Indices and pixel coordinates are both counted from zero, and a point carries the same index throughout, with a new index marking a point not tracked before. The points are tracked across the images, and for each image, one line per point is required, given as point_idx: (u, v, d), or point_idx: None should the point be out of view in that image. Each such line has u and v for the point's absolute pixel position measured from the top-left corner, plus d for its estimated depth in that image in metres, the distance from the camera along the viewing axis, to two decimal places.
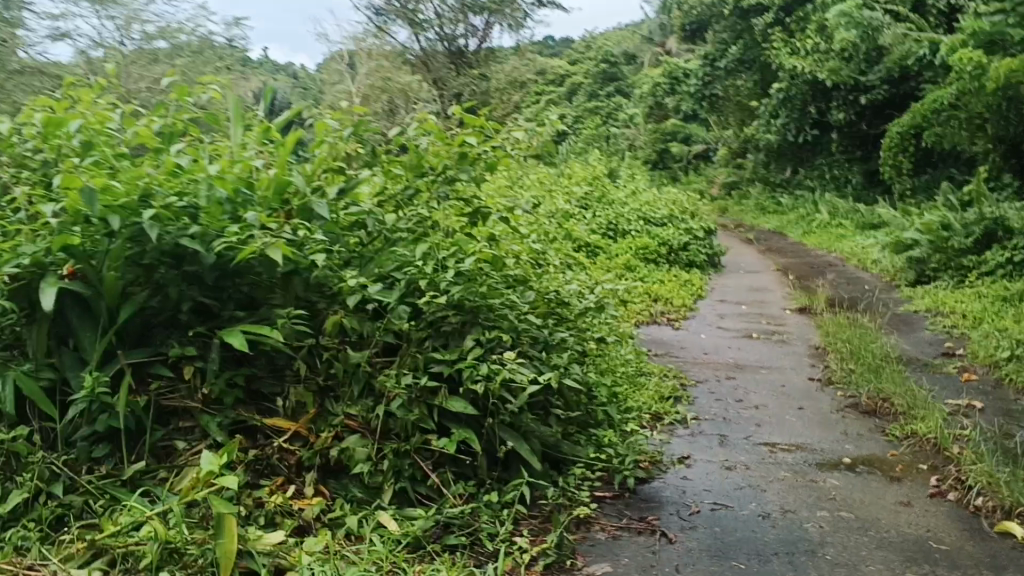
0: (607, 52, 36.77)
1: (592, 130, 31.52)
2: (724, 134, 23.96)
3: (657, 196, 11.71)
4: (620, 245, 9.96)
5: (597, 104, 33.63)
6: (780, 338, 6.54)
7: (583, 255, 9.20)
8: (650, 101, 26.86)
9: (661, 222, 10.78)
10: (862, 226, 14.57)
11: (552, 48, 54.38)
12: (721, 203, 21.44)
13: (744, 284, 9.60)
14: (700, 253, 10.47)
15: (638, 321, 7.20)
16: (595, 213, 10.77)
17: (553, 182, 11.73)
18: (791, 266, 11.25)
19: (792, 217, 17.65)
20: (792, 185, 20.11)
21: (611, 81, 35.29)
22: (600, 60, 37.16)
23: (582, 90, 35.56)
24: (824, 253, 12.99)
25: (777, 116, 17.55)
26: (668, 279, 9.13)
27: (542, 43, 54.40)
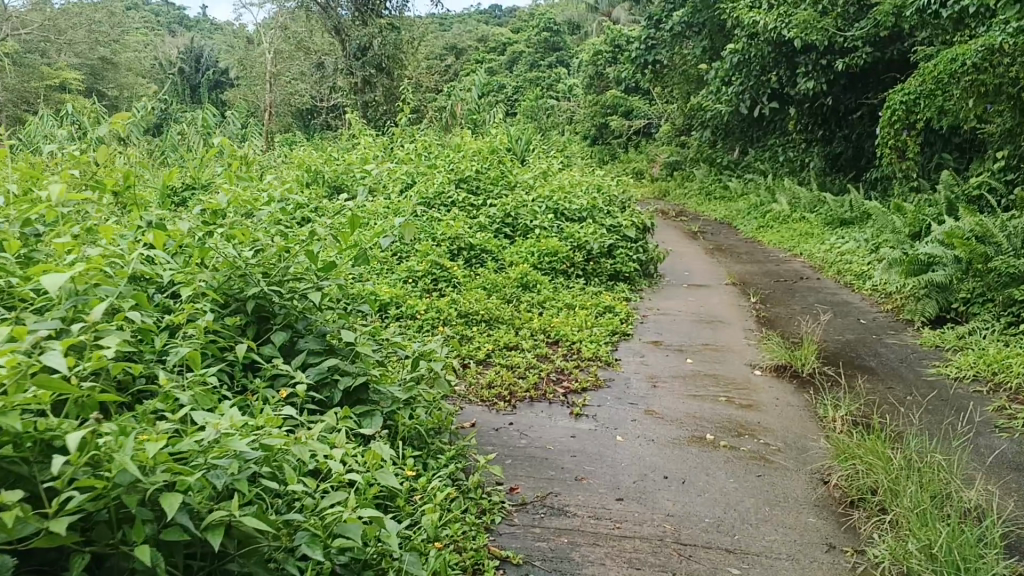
0: (550, 20, 33.54)
1: (529, 100, 28.55)
2: (667, 108, 21.16)
3: (577, 177, 8.74)
4: (515, 250, 7.07)
5: (538, 74, 30.50)
6: (758, 449, 3.65)
7: (453, 270, 6.32)
8: (590, 69, 23.95)
9: (577, 215, 7.82)
10: (829, 222, 11.94)
11: (495, 17, 51.06)
12: (661, 184, 18.70)
13: (690, 311, 6.72)
14: (630, 260, 7.55)
15: (512, 398, 4.25)
16: (491, 198, 7.81)
17: (436, 157, 8.69)
18: (750, 279, 8.43)
19: (743, 205, 14.93)
20: (744, 169, 17.43)
21: (552, 51, 32.18)
22: (541, 28, 33.97)
23: (523, 60, 32.47)
24: (796, 255, 10.19)
25: (729, 84, 14.70)
26: (581, 303, 6.25)
27: (487, 13, 51.00)
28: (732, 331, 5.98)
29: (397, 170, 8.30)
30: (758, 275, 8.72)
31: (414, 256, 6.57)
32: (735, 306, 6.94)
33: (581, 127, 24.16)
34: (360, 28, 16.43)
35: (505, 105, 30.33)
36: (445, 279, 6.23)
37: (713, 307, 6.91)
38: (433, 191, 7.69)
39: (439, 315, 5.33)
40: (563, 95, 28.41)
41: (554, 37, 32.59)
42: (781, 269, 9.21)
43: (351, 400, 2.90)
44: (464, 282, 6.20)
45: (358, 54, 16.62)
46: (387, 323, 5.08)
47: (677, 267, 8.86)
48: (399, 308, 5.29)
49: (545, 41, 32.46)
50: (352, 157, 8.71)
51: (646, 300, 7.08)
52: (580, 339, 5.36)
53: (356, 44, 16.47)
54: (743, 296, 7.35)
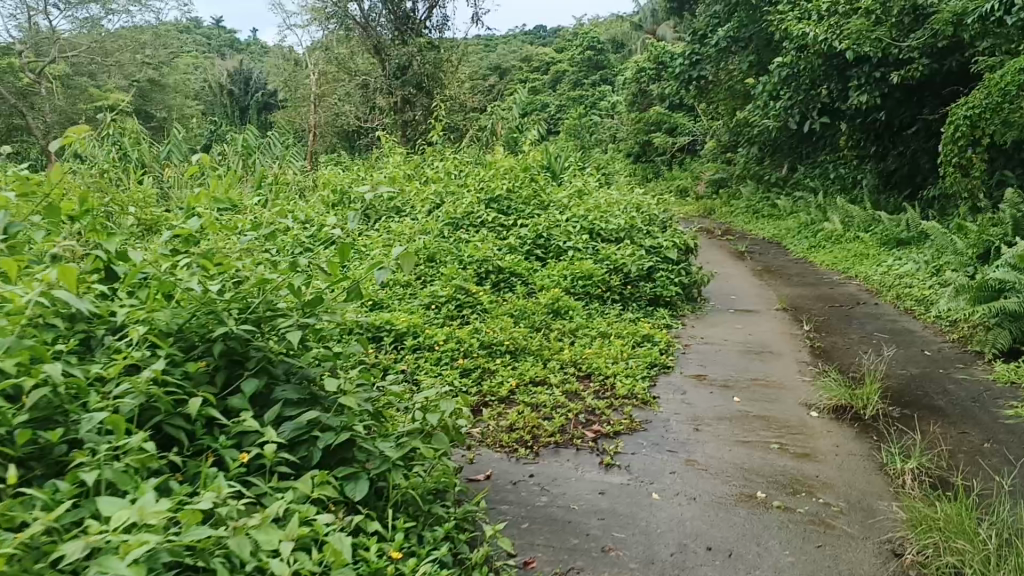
0: (595, 38, 33.14)
1: (572, 119, 28.14)
2: (712, 125, 20.62)
3: (616, 195, 8.27)
4: (546, 272, 6.65)
5: (581, 93, 30.15)
6: (816, 513, 3.18)
7: (479, 295, 5.91)
8: (633, 87, 23.51)
9: (615, 236, 7.36)
10: (884, 242, 11.32)
11: (541, 37, 50.88)
12: (706, 202, 18.14)
13: (736, 340, 6.23)
14: (671, 283, 7.06)
15: (535, 443, 3.82)
16: (523, 217, 7.39)
17: (467, 174, 8.28)
18: (800, 303, 7.91)
19: (792, 225, 14.34)
20: (793, 188, 16.82)
21: (596, 69, 31.77)
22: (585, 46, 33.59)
23: (567, 78, 32.10)
24: (849, 277, 9.62)
25: (777, 98, 14.15)
26: (617, 331, 5.79)
27: (532, 33, 50.84)
28: (782, 364, 5.49)
29: (425, 189, 7.92)
30: (809, 299, 8.19)
31: (438, 280, 6.17)
32: (785, 334, 6.44)
33: (624, 145, 23.70)
34: (400, 47, 16.12)
35: (548, 123, 29.98)
36: (470, 305, 5.82)
37: (760, 335, 6.41)
38: (462, 211, 7.30)
39: (459, 345, 4.90)
40: (606, 113, 27.97)
41: (598, 56, 32.18)
42: (833, 292, 8.67)
43: (334, 459, 2.48)
44: (491, 308, 5.79)
45: (398, 73, 16.29)
46: (403, 355, 4.68)
47: (722, 291, 8.37)
48: (417, 338, 4.89)
49: (589, 59, 32.05)
50: (381, 176, 8.36)
51: (688, 328, 6.61)
52: (614, 372, 4.91)
53: (396, 63, 16.16)
54: (794, 323, 6.84)
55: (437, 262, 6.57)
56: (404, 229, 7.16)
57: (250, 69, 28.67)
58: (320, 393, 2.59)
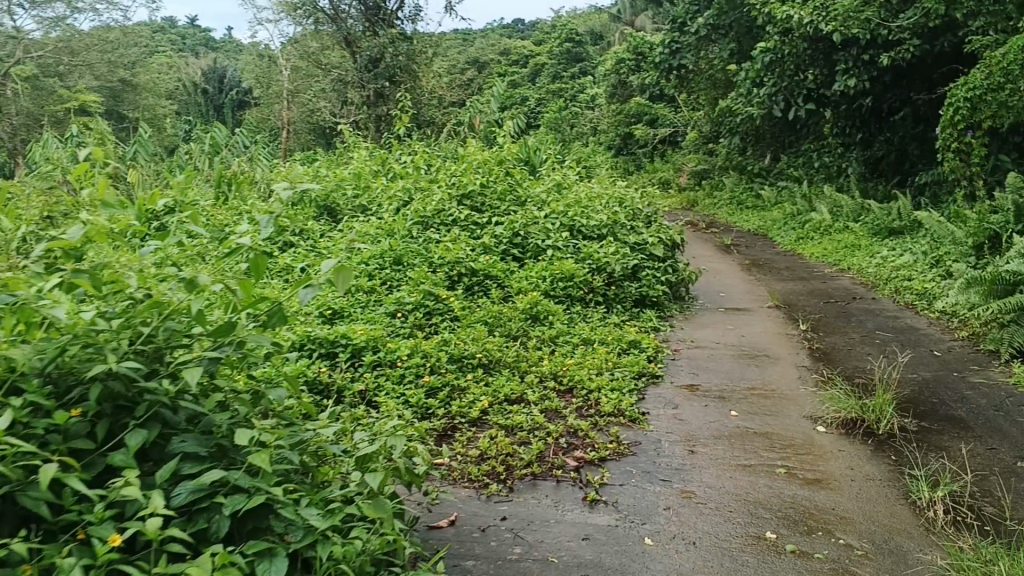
0: (573, 30, 32.63)
1: (552, 111, 27.64)
2: (694, 115, 20.18)
3: (595, 189, 7.79)
4: (524, 274, 6.16)
5: (560, 86, 29.68)
6: (839, 560, 2.72)
7: (449, 302, 5.42)
8: (613, 78, 23.04)
9: (596, 232, 6.87)
10: (875, 232, 10.91)
11: (519, 30, 50.42)
12: (688, 194, 17.71)
13: (730, 343, 5.76)
14: (657, 283, 6.58)
15: (510, 475, 3.33)
16: (498, 214, 6.89)
17: (437, 168, 7.77)
18: (794, 300, 7.45)
19: (778, 215, 13.90)
20: (778, 178, 16.40)
21: (575, 62, 31.32)
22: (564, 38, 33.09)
23: (546, 71, 31.62)
24: (842, 270, 9.18)
25: (760, 85, 13.71)
26: (601, 338, 5.31)
27: (510, 27, 50.33)
28: (782, 370, 5.02)
29: (392, 186, 7.41)
30: (802, 294, 7.74)
31: (405, 285, 5.66)
32: (781, 335, 5.97)
33: (604, 137, 23.23)
34: (372, 38, 15.38)
35: (528, 116, 29.50)
36: (441, 313, 5.32)
37: (756, 337, 5.94)
38: (431, 208, 6.80)
39: (425, 359, 4.40)
40: (586, 105, 27.50)
41: (577, 48, 31.71)
42: (827, 286, 8.23)
43: (242, 532, 1.99)
44: (462, 316, 5.29)
45: (370, 66, 15.59)
46: (362, 373, 4.17)
47: (711, 288, 7.90)
48: (378, 352, 4.38)
49: (567, 51, 31.57)
50: (345, 172, 7.84)
51: (677, 330, 6.14)
52: (598, 385, 4.43)
53: (368, 56, 15.45)
54: (790, 322, 6.38)
55: (404, 265, 6.06)
56: (369, 230, 6.65)
57: (221, 68, 27.99)
58: (229, 445, 2.12)
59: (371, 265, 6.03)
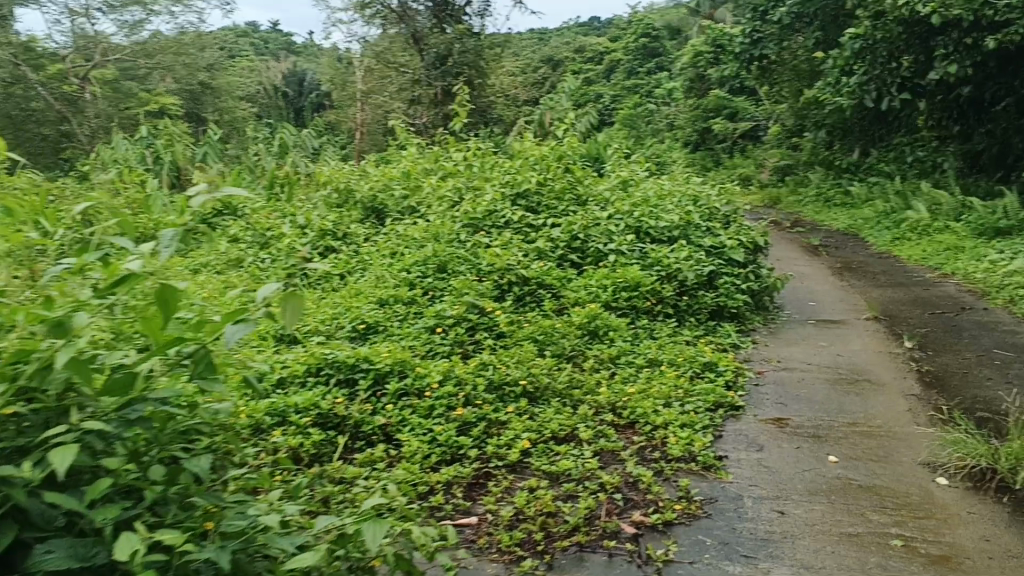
0: (649, 24, 31.68)
1: (628, 107, 26.81)
2: (776, 108, 19.13)
3: (668, 185, 7.06)
4: (584, 281, 5.49)
5: (636, 81, 28.78)
6: None
7: (496, 316, 4.79)
8: (690, 72, 22.10)
9: (667, 234, 6.15)
10: (978, 231, 9.93)
11: (595, 27, 49.56)
12: (770, 191, 16.76)
13: (821, 364, 5.00)
14: (735, 292, 5.85)
15: (549, 546, 2.69)
16: (557, 215, 6.22)
17: (494, 163, 7.15)
18: (892, 309, 6.62)
19: (868, 214, 12.89)
20: (867, 174, 15.32)
21: (651, 57, 30.38)
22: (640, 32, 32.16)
23: (621, 67, 30.75)
24: (945, 275, 8.26)
25: (848, 74, 12.78)
26: (669, 359, 4.62)
27: (586, 23, 49.49)
28: (885, 400, 4.26)
29: (442, 184, 6.78)
30: (901, 303, 6.89)
31: (449, 297, 5.03)
32: (880, 354, 5.19)
33: (682, 133, 22.33)
34: (438, 35, 14.81)
35: (602, 113, 28.70)
36: (485, 331, 4.68)
37: (851, 356, 5.16)
38: (482, 210, 6.18)
39: (459, 385, 3.77)
40: (662, 100, 26.55)
41: (653, 42, 30.74)
42: (928, 294, 7.35)
43: None
44: (510, 332, 4.65)
45: (437, 63, 15.01)
46: (384, 404, 3.55)
47: (797, 296, 7.10)
48: (406, 377, 3.74)
49: (643, 45, 30.63)
50: (393, 170, 7.23)
51: (760, 348, 5.39)
52: (665, 421, 3.74)
53: (434, 52, 14.89)
54: (891, 338, 5.58)
55: (449, 274, 5.44)
56: (413, 234, 6.05)
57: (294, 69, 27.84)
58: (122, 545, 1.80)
59: (413, 273, 5.42)
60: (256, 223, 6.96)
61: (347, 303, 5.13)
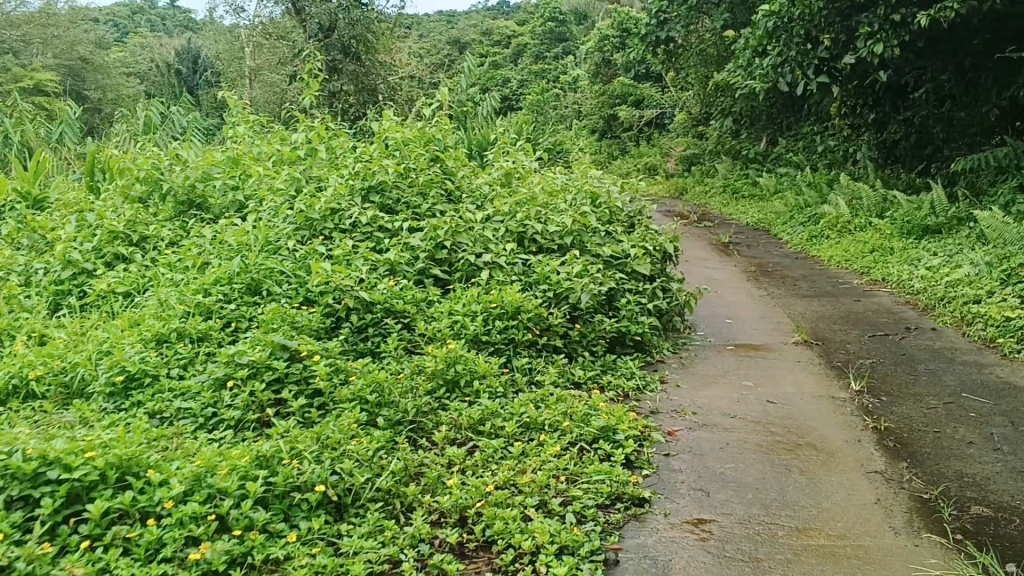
0: (555, 7, 30.46)
1: (534, 93, 25.61)
2: (684, 94, 18.18)
3: (558, 177, 5.80)
4: (449, 303, 4.18)
5: (543, 66, 27.67)
6: None
7: (313, 362, 3.45)
8: (597, 57, 21.07)
9: (553, 240, 4.89)
10: (904, 228, 9.00)
11: (502, 11, 48.30)
12: (676, 180, 15.78)
13: (750, 416, 3.82)
14: (636, 319, 4.65)
15: None
16: (420, 215, 4.86)
17: (344, 146, 5.75)
18: (825, 329, 5.51)
19: (780, 208, 11.95)
20: (778, 164, 14.42)
21: (558, 42, 29.23)
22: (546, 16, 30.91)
23: (528, 51, 29.47)
24: (874, 283, 7.26)
25: (760, 57, 11.80)
26: (550, 421, 3.36)
27: (493, 9, 48.07)
28: (841, 483, 3.10)
29: (276, 172, 5.38)
30: (833, 320, 5.81)
31: (252, 332, 3.66)
32: (823, 401, 4.04)
33: (588, 120, 21.26)
34: (321, 2, 12.66)
35: (507, 99, 27.43)
36: (294, 387, 3.34)
37: (786, 403, 4.00)
38: (320, 208, 4.79)
39: (215, 496, 2.44)
40: (569, 87, 25.50)
41: (560, 26, 29.56)
42: (861, 307, 6.30)
43: None
44: (327, 387, 3.33)
45: (320, 35, 12.87)
46: (76, 543, 2.21)
47: (712, 312, 5.95)
48: (127, 490, 2.40)
49: (549, 30, 29.41)
50: (220, 156, 5.79)
51: (671, 390, 4.19)
52: (534, 543, 2.48)
53: (316, 24, 12.75)
54: (833, 374, 4.44)
55: (263, 297, 4.07)
56: (227, 239, 4.65)
57: (187, 46, 25.99)
58: None
59: (212, 295, 4.03)
60: (38, 221, 5.44)
61: (112, 344, 3.74)
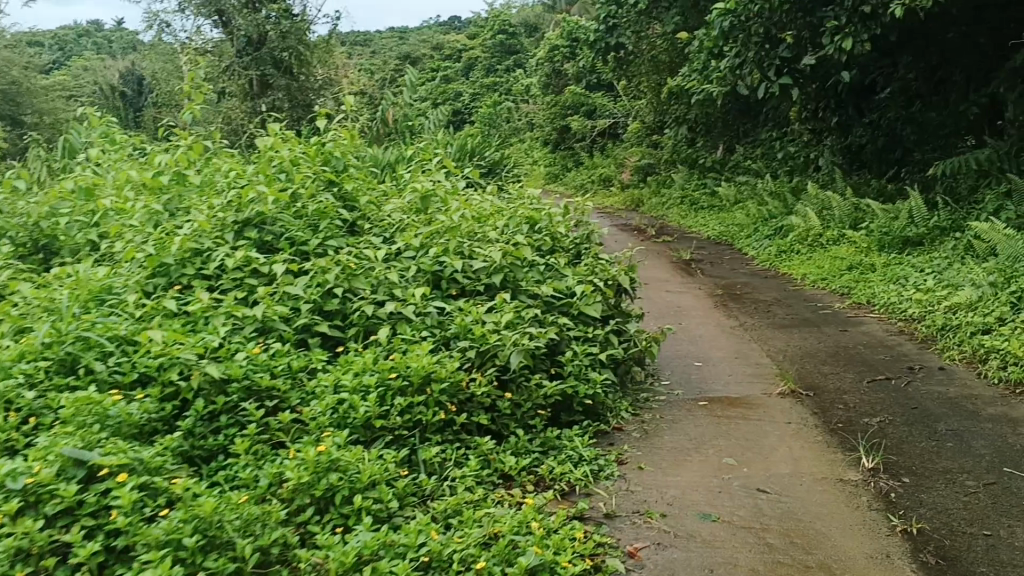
0: (504, 19, 29.59)
1: (485, 106, 24.67)
2: (637, 103, 17.36)
3: (485, 197, 4.80)
4: (337, 372, 3.15)
5: (495, 78, 26.82)
6: None
7: (121, 482, 2.40)
8: (547, 67, 20.25)
9: (476, 276, 3.86)
10: (882, 240, 8.14)
11: (454, 25, 47.44)
12: (632, 192, 14.90)
13: (736, 517, 2.86)
14: (580, 382, 3.67)
15: None
16: (308, 255, 3.77)
17: (225, 163, 4.68)
18: (815, 372, 4.59)
19: (743, 219, 11.09)
20: (737, 172, 13.61)
21: (509, 54, 28.45)
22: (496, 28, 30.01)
23: (479, 65, 28.55)
24: (858, 308, 6.38)
25: (717, 59, 10.94)
26: (461, 557, 2.35)
27: (443, 23, 47.17)
28: None
29: (130, 201, 4.30)
30: (821, 358, 4.88)
31: (45, 434, 2.61)
32: (829, 488, 3.09)
33: (540, 132, 20.37)
34: (247, 13, 10.91)
35: (459, 112, 26.47)
36: (88, 523, 2.27)
37: (782, 494, 3.03)
38: (179, 248, 3.70)
39: None
40: (521, 99, 24.65)
41: (510, 38, 28.71)
42: (851, 340, 5.39)
43: None
44: (136, 528, 2.28)
45: (248, 50, 11.17)
46: None
47: (678, 354, 5.00)
48: None
49: (500, 42, 28.54)
50: (72, 184, 4.70)
51: (631, 474, 3.21)
52: None
53: (243, 37, 10.99)
54: (835, 445, 3.50)
55: (82, 375, 3.02)
56: (51, 291, 3.56)
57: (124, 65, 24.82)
58: None
59: (10, 375, 2.96)
60: None
61: None
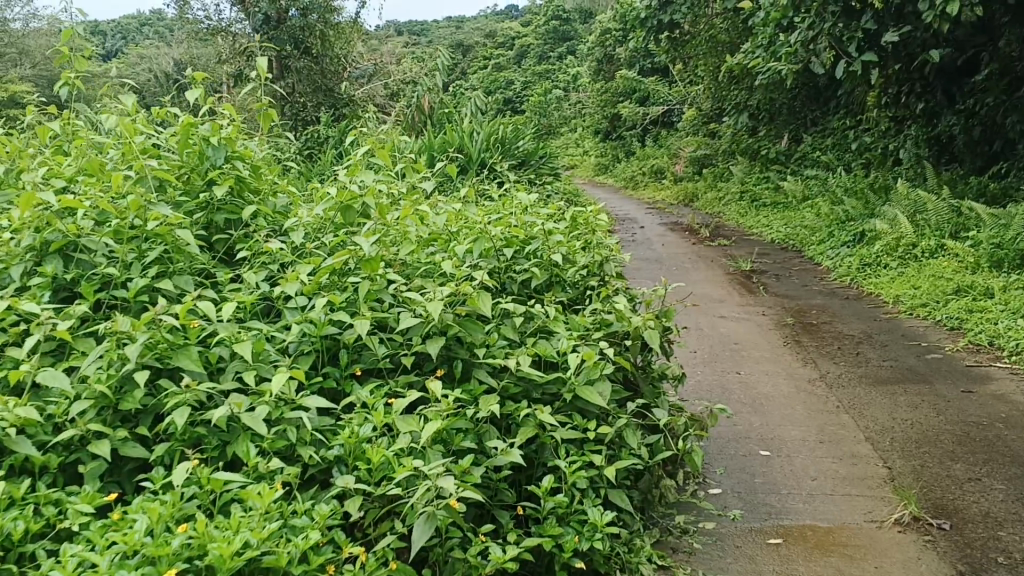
0: (558, 5, 27.96)
1: (536, 93, 23.16)
2: (693, 88, 15.73)
3: (454, 207, 3.30)
4: (92, 546, 1.70)
5: (546, 66, 25.29)
6: None
7: None
8: (598, 52, 18.69)
9: (404, 338, 2.36)
10: (995, 254, 6.46)
11: (512, 11, 45.98)
12: (685, 185, 13.28)
13: None
14: (564, 529, 2.15)
15: None
16: (128, 305, 2.31)
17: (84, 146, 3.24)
18: (945, 481, 3.02)
19: (813, 221, 9.43)
20: (804, 165, 11.92)
21: (563, 41, 26.89)
22: (548, 15, 28.42)
23: (532, 52, 27.03)
24: (977, 353, 4.77)
25: (784, 35, 9.28)
26: None
27: (497, 11, 45.69)
28: None
29: None
30: (948, 450, 3.31)
31: None
32: None
33: (591, 121, 18.83)
34: None
35: (509, 102, 25.01)
36: None
37: None
38: None
39: None
40: (571, 87, 23.11)
41: (563, 25, 27.07)
42: (982, 410, 3.80)
43: None
44: None
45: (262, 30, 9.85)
46: None
47: (735, 436, 3.45)
48: None
49: (553, 29, 26.93)
50: None
51: None
52: None
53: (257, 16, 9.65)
54: None
55: None
56: None
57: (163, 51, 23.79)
58: None
59: None
60: None
61: None
